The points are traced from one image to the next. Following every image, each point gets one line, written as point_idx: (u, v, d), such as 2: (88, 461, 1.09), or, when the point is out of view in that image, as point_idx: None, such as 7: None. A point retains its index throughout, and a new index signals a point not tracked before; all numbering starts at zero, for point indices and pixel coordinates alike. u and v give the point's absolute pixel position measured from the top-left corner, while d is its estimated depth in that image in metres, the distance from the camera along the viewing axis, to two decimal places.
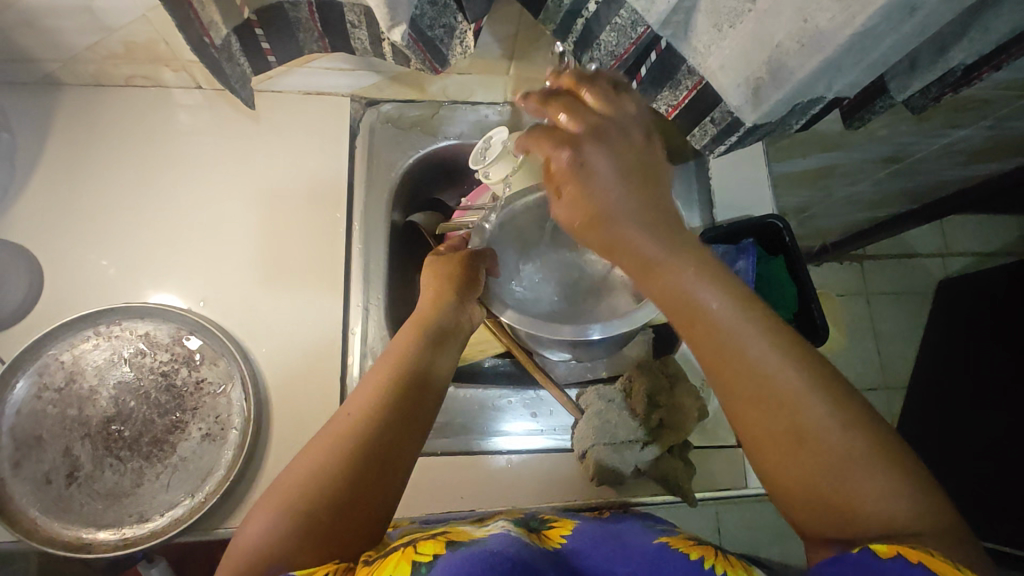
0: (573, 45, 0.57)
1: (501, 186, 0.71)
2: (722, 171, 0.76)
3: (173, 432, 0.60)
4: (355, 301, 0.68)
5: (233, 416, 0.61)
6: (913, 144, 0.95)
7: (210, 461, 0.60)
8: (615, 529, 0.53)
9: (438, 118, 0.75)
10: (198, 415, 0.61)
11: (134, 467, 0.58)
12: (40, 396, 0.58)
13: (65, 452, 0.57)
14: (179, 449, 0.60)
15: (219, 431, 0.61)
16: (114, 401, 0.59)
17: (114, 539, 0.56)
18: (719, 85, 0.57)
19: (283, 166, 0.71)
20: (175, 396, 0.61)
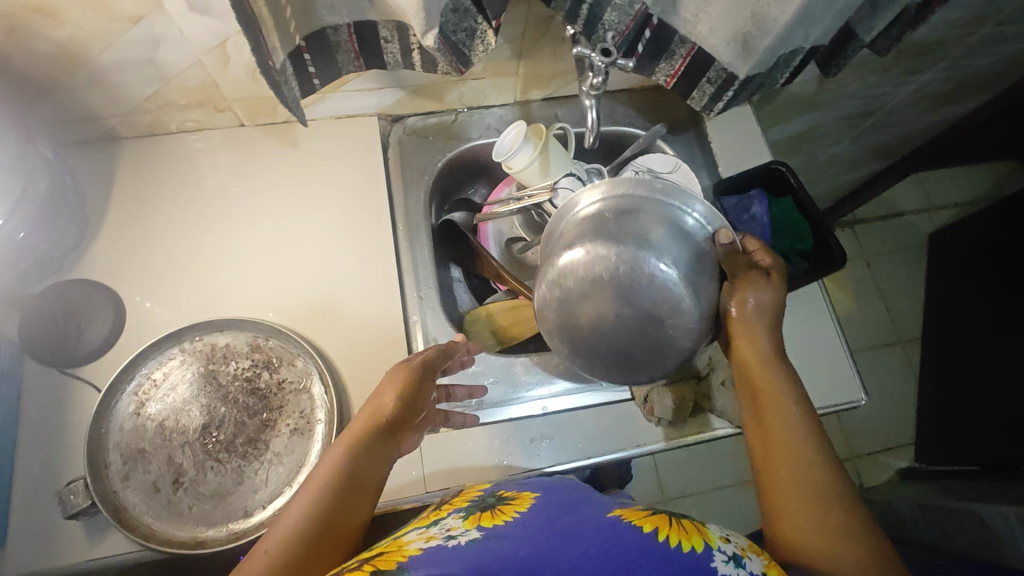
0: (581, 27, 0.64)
1: (523, 174, 0.78)
2: (720, 133, 0.84)
3: (264, 431, 0.64)
4: (411, 293, 0.74)
5: (318, 410, 0.65)
6: (883, 95, 1.04)
7: (303, 452, 0.63)
8: (568, 497, 0.58)
9: (457, 124, 0.83)
10: (285, 412, 0.65)
11: (233, 467, 0.62)
12: (139, 412, 0.62)
13: (169, 461, 0.61)
14: (272, 446, 0.63)
15: (306, 425, 0.65)
16: (205, 410, 0.63)
17: (225, 534, 0.59)
18: (710, 47, 0.66)
19: (325, 183, 0.77)
20: (260, 397, 0.65)
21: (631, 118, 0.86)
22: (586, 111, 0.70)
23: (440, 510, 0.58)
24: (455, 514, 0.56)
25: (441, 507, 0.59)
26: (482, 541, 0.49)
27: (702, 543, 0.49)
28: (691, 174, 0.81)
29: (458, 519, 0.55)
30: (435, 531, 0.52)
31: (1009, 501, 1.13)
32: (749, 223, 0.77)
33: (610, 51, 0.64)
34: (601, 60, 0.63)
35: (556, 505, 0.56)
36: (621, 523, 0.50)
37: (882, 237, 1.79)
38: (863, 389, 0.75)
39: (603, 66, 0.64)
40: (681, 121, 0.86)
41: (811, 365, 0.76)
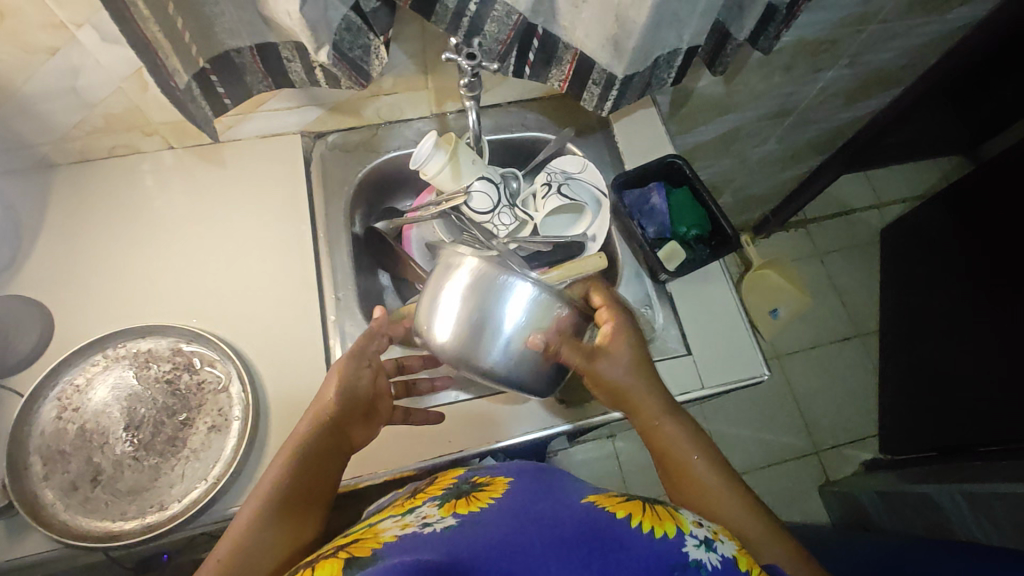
0: (463, 36, 0.68)
1: (437, 179, 0.82)
2: (626, 134, 0.89)
3: (182, 429, 0.67)
4: (329, 294, 0.78)
5: (235, 407, 0.69)
6: (793, 93, 1.10)
7: (218, 447, 0.66)
8: (547, 483, 0.59)
9: (378, 137, 0.88)
10: (203, 411, 0.68)
11: (151, 464, 0.65)
12: (60, 416, 0.65)
13: (88, 460, 0.64)
14: (189, 442, 0.66)
15: (223, 422, 0.68)
16: (126, 412, 0.67)
17: (140, 527, 0.62)
18: (589, 51, 0.71)
19: (250, 196, 0.82)
20: (180, 398, 0.68)
21: (543, 124, 0.91)
22: (468, 112, 0.76)
23: (415, 498, 0.59)
24: (430, 501, 0.57)
25: (417, 496, 0.60)
26: (462, 528, 0.49)
27: (674, 528, 0.49)
28: (598, 173, 0.87)
29: (433, 507, 0.55)
30: (411, 519, 0.52)
31: (958, 481, 1.15)
32: (650, 213, 0.82)
33: (474, 56, 0.68)
34: (469, 66, 0.68)
35: (531, 489, 0.56)
36: (597, 513, 0.50)
37: (836, 234, 1.83)
38: (765, 364, 0.77)
39: (472, 70, 0.68)
40: (589, 124, 0.91)
41: (716, 344, 0.78)
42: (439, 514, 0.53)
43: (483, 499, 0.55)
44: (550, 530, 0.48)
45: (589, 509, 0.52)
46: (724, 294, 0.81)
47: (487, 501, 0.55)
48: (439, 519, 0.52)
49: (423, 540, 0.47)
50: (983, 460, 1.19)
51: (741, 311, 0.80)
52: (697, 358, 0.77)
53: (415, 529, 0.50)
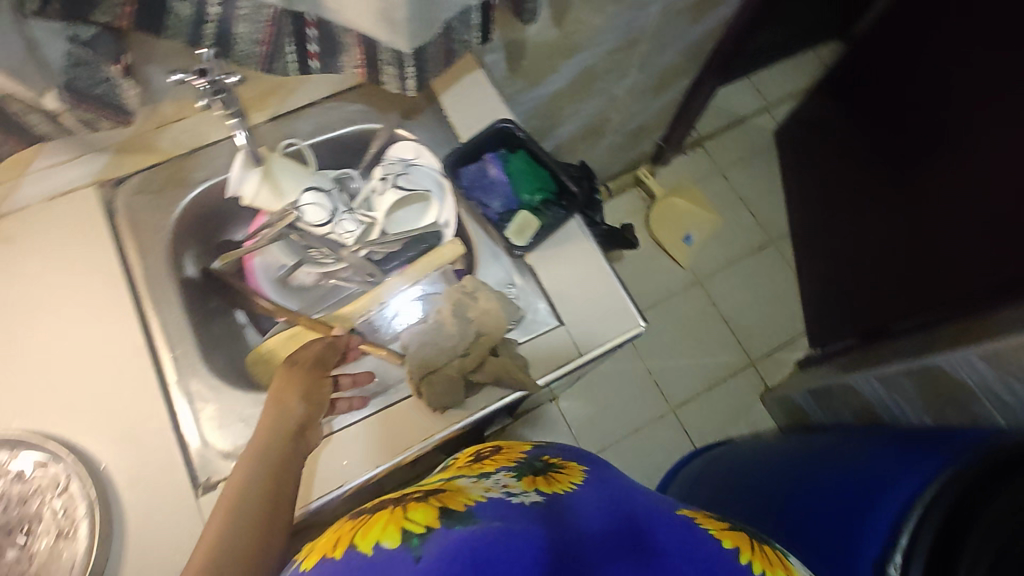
0: (213, 46, 0.64)
1: (259, 202, 0.76)
2: (455, 104, 0.83)
3: (24, 547, 0.61)
4: (165, 355, 0.71)
5: (77, 508, 0.62)
6: (636, 20, 1.05)
7: (67, 557, 0.61)
8: (624, 493, 0.63)
9: (184, 167, 0.78)
10: (45, 521, 0.62)
11: None
12: None
13: None
14: (36, 558, 0.61)
15: (68, 527, 0.62)
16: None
17: None
18: (365, 30, 0.63)
19: (44, 271, 0.73)
20: (18, 510, 0.63)
21: (364, 114, 0.83)
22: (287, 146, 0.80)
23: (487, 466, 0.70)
24: (505, 472, 0.67)
25: (487, 466, 0.70)
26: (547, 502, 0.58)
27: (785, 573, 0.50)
28: (433, 158, 0.81)
29: (511, 477, 0.65)
30: (492, 485, 0.62)
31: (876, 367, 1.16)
32: (491, 186, 0.78)
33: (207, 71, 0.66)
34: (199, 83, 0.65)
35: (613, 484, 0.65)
36: (701, 533, 0.55)
37: (731, 147, 1.82)
38: (641, 315, 0.75)
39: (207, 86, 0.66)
40: (416, 104, 0.84)
41: (586, 305, 0.75)
42: (521, 485, 0.63)
43: (565, 483, 0.65)
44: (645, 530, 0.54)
45: (685, 522, 0.57)
46: (590, 254, 0.78)
47: (569, 487, 0.64)
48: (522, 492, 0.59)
49: (514, 507, 0.55)
50: (894, 342, 1.23)
51: (610, 267, 0.77)
52: (571, 329, 0.74)
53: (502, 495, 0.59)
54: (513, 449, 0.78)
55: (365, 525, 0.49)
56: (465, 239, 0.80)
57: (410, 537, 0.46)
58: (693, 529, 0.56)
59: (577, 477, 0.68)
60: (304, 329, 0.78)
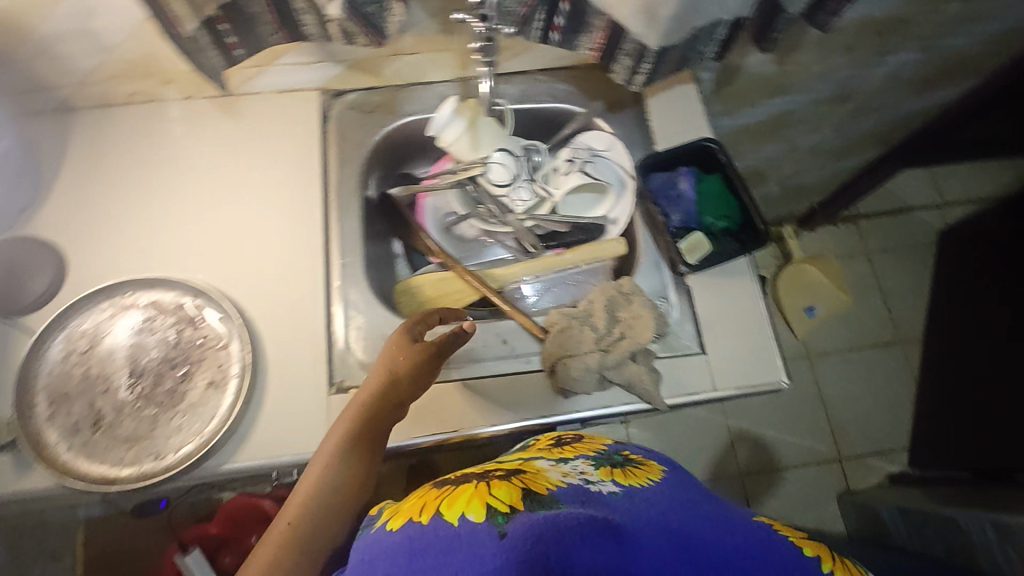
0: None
1: (455, 147, 0.79)
2: (659, 112, 0.85)
3: (182, 383, 0.68)
4: (336, 259, 0.76)
5: (233, 365, 0.69)
6: (854, 77, 1.00)
7: (214, 405, 0.67)
8: (698, 491, 0.62)
9: (396, 99, 0.84)
10: (203, 366, 0.69)
11: (149, 414, 0.67)
12: (67, 360, 0.67)
13: (90, 406, 0.66)
14: (187, 397, 0.68)
15: (221, 378, 0.69)
16: (135, 362, 0.69)
17: (137, 475, 0.64)
18: (621, 17, 0.64)
19: (257, 153, 0.80)
20: (182, 350, 0.69)
21: (569, 95, 0.85)
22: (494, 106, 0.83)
23: (567, 449, 0.67)
24: (583, 457, 0.64)
25: (565, 447, 0.67)
26: (625, 495, 0.55)
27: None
28: (624, 153, 0.82)
29: (588, 464, 0.62)
30: (569, 469, 0.60)
31: (993, 509, 1.06)
32: (676, 200, 0.76)
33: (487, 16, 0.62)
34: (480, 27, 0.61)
35: (690, 487, 0.62)
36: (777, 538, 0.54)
37: (886, 232, 1.70)
38: (785, 372, 0.72)
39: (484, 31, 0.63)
40: (621, 99, 0.85)
41: (733, 342, 0.73)
42: (598, 474, 0.61)
43: (642, 477, 0.62)
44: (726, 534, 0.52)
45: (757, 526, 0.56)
46: (749, 293, 0.75)
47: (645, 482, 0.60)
48: (599, 481, 0.57)
49: (591, 494, 0.54)
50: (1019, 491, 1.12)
51: (767, 314, 0.74)
52: (712, 360, 0.73)
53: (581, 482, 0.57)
54: (595, 439, 0.72)
55: (450, 496, 0.51)
56: (631, 243, 0.81)
57: (495, 514, 0.47)
58: (767, 534, 0.55)
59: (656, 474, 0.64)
60: (454, 276, 0.81)
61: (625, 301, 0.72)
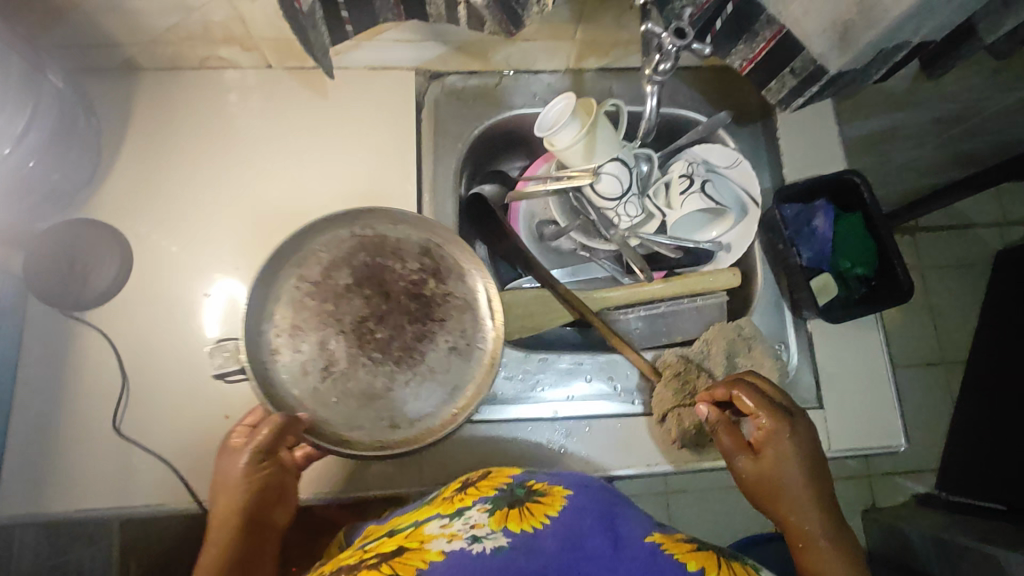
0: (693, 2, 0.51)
1: (566, 152, 0.71)
2: (790, 131, 0.75)
3: (420, 339, 0.64)
4: None
5: (480, 335, 0.65)
6: (984, 101, 0.92)
7: (458, 373, 0.63)
8: (608, 512, 0.52)
9: (500, 88, 0.75)
10: (446, 327, 0.65)
11: (386, 371, 0.62)
12: (298, 288, 0.63)
13: (321, 345, 0.62)
14: (428, 359, 0.63)
15: (464, 346, 0.64)
16: (331, 307, 0.63)
17: (370, 441, 0.60)
18: (800, 33, 0.56)
19: (348, 138, 0.72)
20: (424, 303, 0.65)
21: (693, 102, 0.77)
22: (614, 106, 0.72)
23: (465, 495, 0.54)
24: (480, 504, 0.52)
25: (464, 494, 0.55)
26: (508, 552, 0.45)
27: None
28: (751, 174, 0.74)
29: (483, 512, 0.51)
30: (458, 529, 0.49)
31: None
32: (808, 236, 0.69)
33: (684, 31, 0.52)
34: (673, 44, 0.52)
35: (591, 509, 0.52)
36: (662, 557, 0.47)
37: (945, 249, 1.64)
38: (905, 436, 0.67)
39: (675, 49, 0.53)
40: (749, 110, 0.77)
41: (852, 399, 0.68)
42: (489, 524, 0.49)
43: (537, 518, 0.50)
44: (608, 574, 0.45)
45: (654, 553, 0.48)
46: (873, 346, 0.70)
47: (540, 522, 0.49)
48: (488, 536, 0.47)
49: (468, 566, 0.44)
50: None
51: (889, 371, 0.69)
52: (829, 416, 0.68)
53: (463, 546, 0.46)
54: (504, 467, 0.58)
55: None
56: (749, 275, 0.75)
57: None
58: (654, 557, 0.47)
59: (558, 504, 0.52)
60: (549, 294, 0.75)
61: (745, 345, 0.67)
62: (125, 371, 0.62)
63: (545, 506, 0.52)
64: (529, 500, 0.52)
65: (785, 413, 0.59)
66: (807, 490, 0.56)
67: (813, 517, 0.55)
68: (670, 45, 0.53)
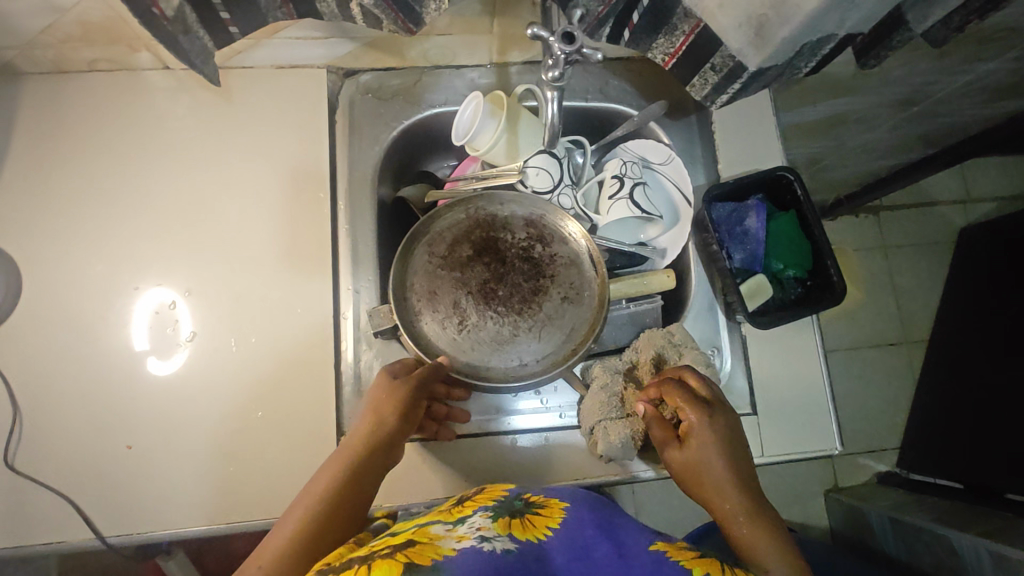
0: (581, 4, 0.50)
1: (490, 155, 0.67)
2: (725, 125, 0.72)
3: (540, 292, 0.65)
4: (345, 285, 0.65)
5: (588, 283, 0.65)
6: (934, 84, 0.89)
7: (574, 319, 0.64)
8: (610, 523, 0.50)
9: (420, 85, 0.71)
10: (557, 282, 0.66)
11: (509, 318, 0.64)
12: (430, 261, 0.66)
13: (454, 305, 0.64)
14: (544, 308, 0.65)
15: (576, 295, 0.65)
16: (457, 274, 0.66)
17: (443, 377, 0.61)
18: (718, 27, 0.52)
19: (255, 142, 0.67)
20: (534, 265, 0.67)
21: (625, 95, 0.73)
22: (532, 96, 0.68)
23: (463, 508, 0.52)
24: (482, 511, 0.50)
25: (461, 506, 0.53)
26: (519, 554, 0.43)
27: None
28: (683, 170, 0.71)
29: (486, 518, 0.49)
30: (465, 530, 0.46)
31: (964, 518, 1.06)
32: (741, 237, 0.67)
33: (573, 36, 0.51)
34: (562, 49, 0.51)
35: (595, 519, 0.50)
36: (668, 563, 0.44)
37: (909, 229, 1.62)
38: (840, 440, 0.66)
39: (566, 55, 0.51)
40: (683, 103, 0.73)
41: (787, 405, 0.66)
42: (495, 527, 0.47)
43: (539, 530, 0.48)
44: None
45: (659, 558, 0.45)
46: (809, 348, 0.67)
47: (542, 534, 0.48)
48: (495, 535, 0.45)
49: (486, 561, 0.41)
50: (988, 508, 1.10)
51: (825, 373, 0.67)
52: (763, 422, 0.66)
53: (472, 543, 0.44)
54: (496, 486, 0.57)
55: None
56: (683, 278, 0.72)
57: None
58: (660, 561, 0.45)
59: (557, 518, 0.51)
60: None
61: (675, 352, 0.64)
62: (18, 404, 0.59)
63: (544, 519, 0.50)
64: (530, 513, 0.50)
65: (710, 403, 0.56)
66: (736, 482, 0.52)
67: (742, 509, 0.52)
68: (559, 51, 0.51)
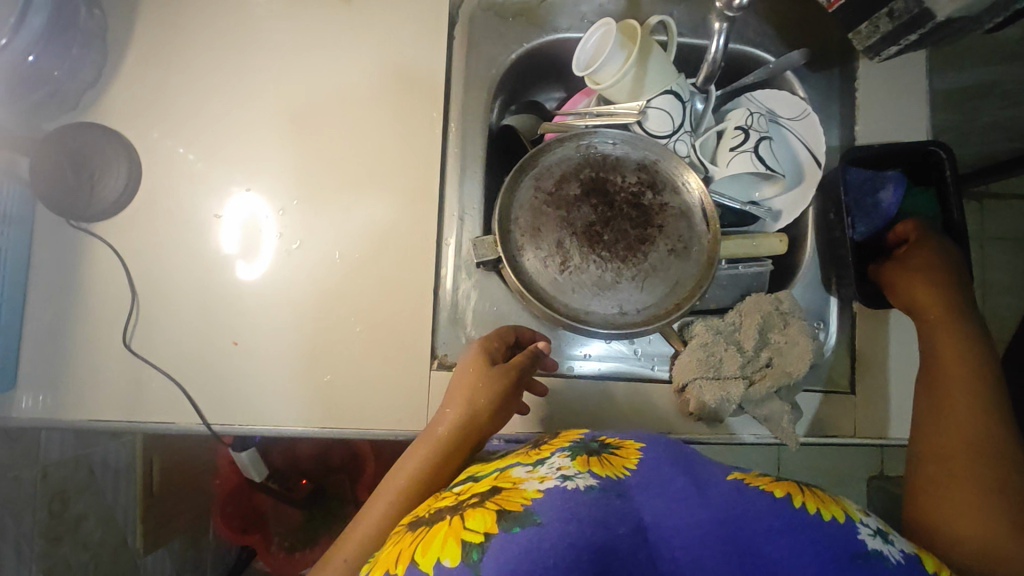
0: None
1: (612, 90, 0.64)
2: (869, 83, 0.66)
3: (646, 241, 0.63)
4: (450, 211, 0.65)
5: (698, 238, 0.63)
6: None
7: (681, 272, 0.62)
8: (683, 456, 0.47)
9: (544, 8, 0.67)
10: (665, 232, 0.63)
11: (613, 264, 0.63)
12: (538, 196, 0.64)
13: (558, 244, 0.63)
14: (650, 258, 0.63)
15: (684, 248, 0.63)
16: (563, 212, 0.64)
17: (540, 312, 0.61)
18: None
19: (371, 51, 0.65)
20: (642, 212, 0.64)
21: (762, 39, 0.68)
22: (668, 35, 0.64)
23: (541, 449, 0.51)
24: (560, 453, 0.48)
25: (539, 448, 0.51)
26: (601, 493, 0.41)
27: (842, 513, 0.40)
28: (817, 128, 0.65)
29: (565, 458, 0.47)
30: (546, 470, 0.44)
31: None
32: (869, 209, 0.63)
33: None
34: None
35: (670, 454, 0.46)
36: (748, 487, 0.41)
37: None
38: None
39: None
40: (826, 54, 0.67)
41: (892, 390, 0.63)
42: (575, 466, 0.44)
43: (617, 467, 0.45)
44: (699, 508, 0.39)
45: (737, 485, 0.42)
46: None
47: (622, 471, 0.44)
48: (577, 474, 0.43)
49: (568, 503, 0.39)
50: None
51: None
52: (862, 403, 0.63)
53: (557, 484, 0.42)
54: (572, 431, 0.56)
55: (428, 535, 0.40)
56: (796, 244, 0.68)
57: (469, 550, 0.37)
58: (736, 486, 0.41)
59: (633, 457, 0.46)
60: None
61: (779, 320, 0.62)
62: (134, 289, 0.61)
63: (620, 458, 0.46)
64: (606, 452, 0.47)
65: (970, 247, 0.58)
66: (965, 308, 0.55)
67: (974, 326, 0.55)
68: None
